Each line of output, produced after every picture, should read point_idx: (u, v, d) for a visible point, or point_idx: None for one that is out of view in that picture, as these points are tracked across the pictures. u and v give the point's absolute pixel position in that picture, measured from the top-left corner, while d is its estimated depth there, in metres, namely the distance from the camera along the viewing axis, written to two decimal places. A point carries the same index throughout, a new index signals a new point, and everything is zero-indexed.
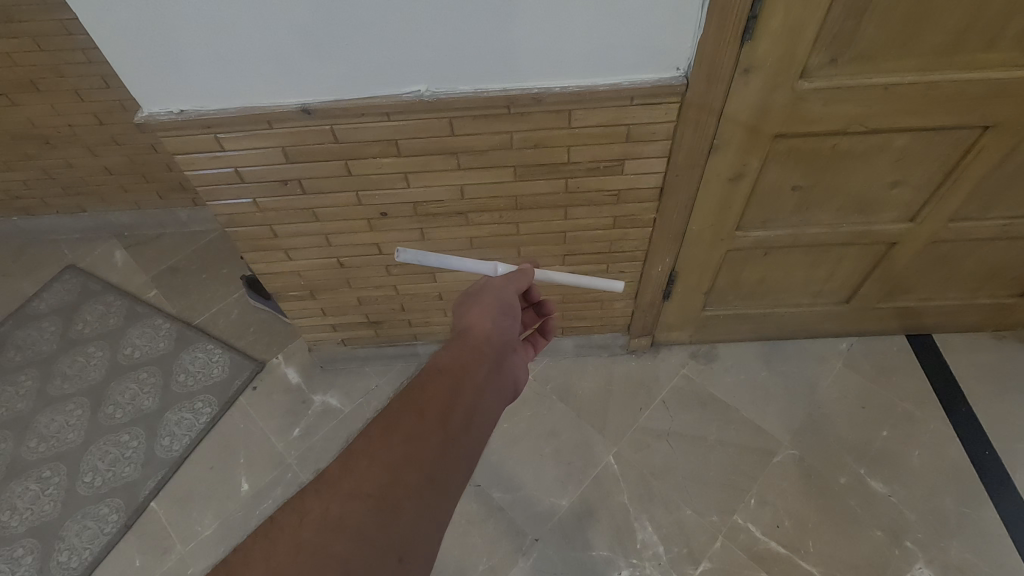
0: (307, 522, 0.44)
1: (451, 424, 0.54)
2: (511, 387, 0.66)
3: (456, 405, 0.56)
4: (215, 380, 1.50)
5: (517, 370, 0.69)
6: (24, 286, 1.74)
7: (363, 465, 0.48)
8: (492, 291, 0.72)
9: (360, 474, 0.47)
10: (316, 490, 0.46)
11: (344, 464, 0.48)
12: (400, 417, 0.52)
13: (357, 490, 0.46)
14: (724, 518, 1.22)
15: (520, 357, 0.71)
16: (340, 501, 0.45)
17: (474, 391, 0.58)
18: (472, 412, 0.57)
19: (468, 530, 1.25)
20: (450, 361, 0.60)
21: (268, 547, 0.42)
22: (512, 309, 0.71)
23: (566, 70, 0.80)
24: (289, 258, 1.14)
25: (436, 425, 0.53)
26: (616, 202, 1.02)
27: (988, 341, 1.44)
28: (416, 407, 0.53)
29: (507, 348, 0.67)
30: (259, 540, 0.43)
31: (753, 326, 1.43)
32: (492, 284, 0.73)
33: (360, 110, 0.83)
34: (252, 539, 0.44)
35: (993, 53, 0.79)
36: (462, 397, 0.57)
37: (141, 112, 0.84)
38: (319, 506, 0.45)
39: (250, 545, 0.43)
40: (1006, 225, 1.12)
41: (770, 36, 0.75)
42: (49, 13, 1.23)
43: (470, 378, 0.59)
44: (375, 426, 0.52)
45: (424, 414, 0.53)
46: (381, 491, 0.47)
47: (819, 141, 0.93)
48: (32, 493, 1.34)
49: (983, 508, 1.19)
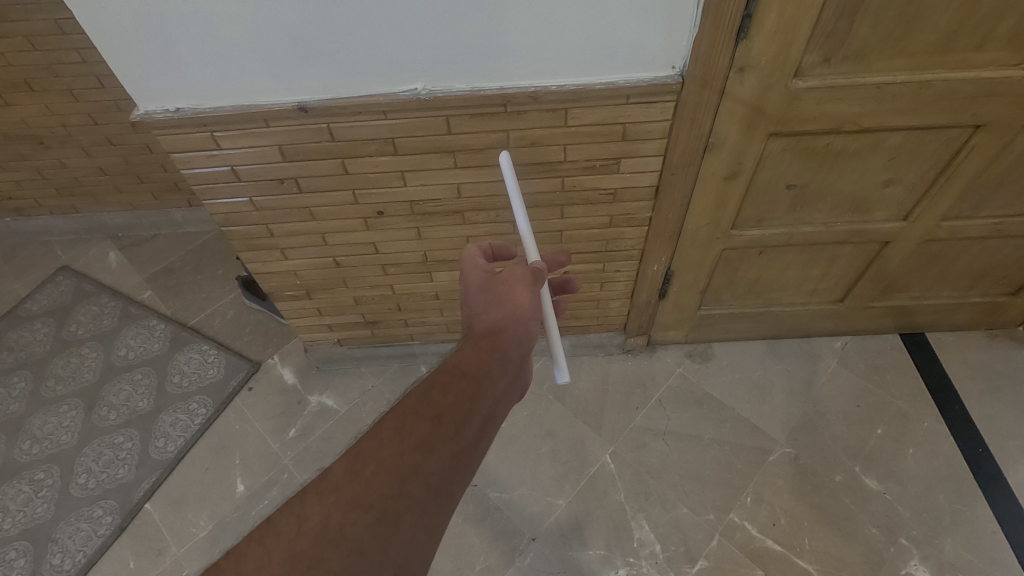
0: (304, 529, 0.43)
1: (463, 435, 0.54)
2: (522, 392, 0.67)
3: (472, 416, 0.55)
4: (210, 381, 1.49)
5: (530, 374, 0.69)
6: (16, 288, 1.73)
7: (368, 472, 0.47)
8: (519, 285, 0.71)
9: (365, 483, 0.47)
10: (318, 495, 0.46)
11: (349, 468, 0.48)
12: (414, 422, 0.52)
13: (359, 499, 0.46)
14: (721, 516, 1.23)
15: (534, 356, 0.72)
16: (340, 509, 0.45)
17: (490, 401, 0.58)
18: (486, 423, 0.57)
19: (464, 530, 1.24)
20: (474, 365, 0.61)
21: (264, 550, 0.42)
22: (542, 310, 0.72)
23: (561, 70, 0.81)
24: (284, 258, 1.13)
25: (449, 435, 0.52)
26: (612, 202, 1.02)
27: (980, 340, 1.46)
28: (432, 414, 0.53)
29: (530, 351, 0.67)
30: (254, 545, 0.43)
31: (747, 325, 1.44)
32: (517, 280, 0.71)
33: (355, 109, 0.83)
34: (249, 542, 0.43)
35: (983, 53, 0.80)
36: (480, 407, 0.57)
37: (136, 110, 0.84)
38: (319, 514, 0.44)
39: (246, 549, 0.43)
40: (997, 223, 1.13)
41: (763, 35, 0.76)
42: (43, 13, 1.22)
43: (490, 386, 0.59)
44: (386, 428, 0.52)
45: (439, 422, 0.53)
46: (383, 503, 0.46)
47: (813, 140, 0.93)
48: (24, 496, 1.33)
49: (977, 505, 1.20)
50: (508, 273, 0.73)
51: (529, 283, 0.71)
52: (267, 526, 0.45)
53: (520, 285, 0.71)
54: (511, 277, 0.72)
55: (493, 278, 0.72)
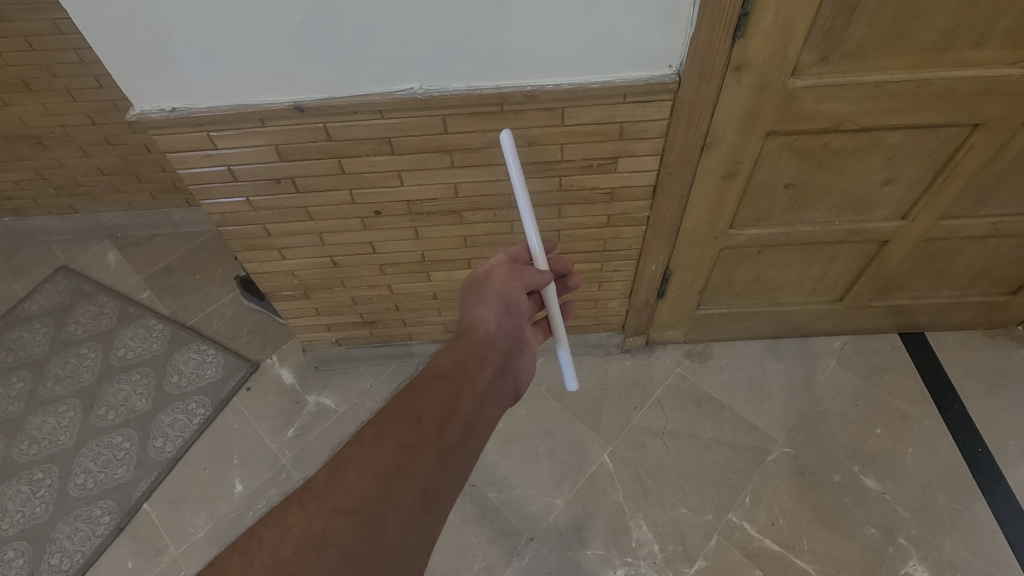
0: (288, 538, 0.43)
1: (447, 434, 0.54)
2: (511, 391, 0.67)
3: (454, 415, 0.55)
4: (208, 381, 1.49)
5: (518, 373, 0.69)
6: (15, 288, 1.73)
7: (351, 477, 0.48)
8: (495, 284, 0.72)
9: (348, 487, 0.47)
10: (301, 503, 0.46)
11: (332, 474, 0.48)
12: (395, 426, 0.52)
13: (342, 504, 0.46)
14: (719, 516, 1.22)
15: (526, 357, 0.73)
16: (323, 516, 0.45)
17: (473, 399, 0.58)
18: (470, 421, 0.57)
19: (462, 530, 1.24)
20: (451, 366, 0.61)
21: (248, 562, 0.42)
22: (523, 306, 0.73)
23: (558, 69, 0.80)
24: (282, 258, 1.13)
25: (431, 436, 0.52)
26: (610, 201, 1.02)
27: (980, 339, 1.45)
28: (413, 416, 0.53)
29: (510, 349, 0.68)
30: (237, 556, 0.42)
31: (747, 325, 1.43)
32: (495, 279, 0.73)
33: (351, 108, 0.83)
34: (233, 553, 0.43)
35: (981, 51, 0.80)
36: (462, 405, 0.57)
37: (132, 110, 0.84)
38: (302, 522, 0.44)
39: (230, 560, 0.42)
40: (996, 222, 1.12)
41: (761, 34, 0.76)
42: (41, 13, 1.22)
43: (470, 385, 0.59)
44: (367, 433, 0.52)
45: (420, 423, 0.53)
46: (367, 506, 0.46)
47: (811, 139, 0.93)
48: (22, 496, 1.33)
49: (975, 504, 1.20)
50: (488, 274, 0.74)
51: (507, 280, 0.72)
52: (250, 536, 0.44)
53: (496, 284, 0.72)
54: (491, 277, 0.73)
55: (475, 282, 0.75)
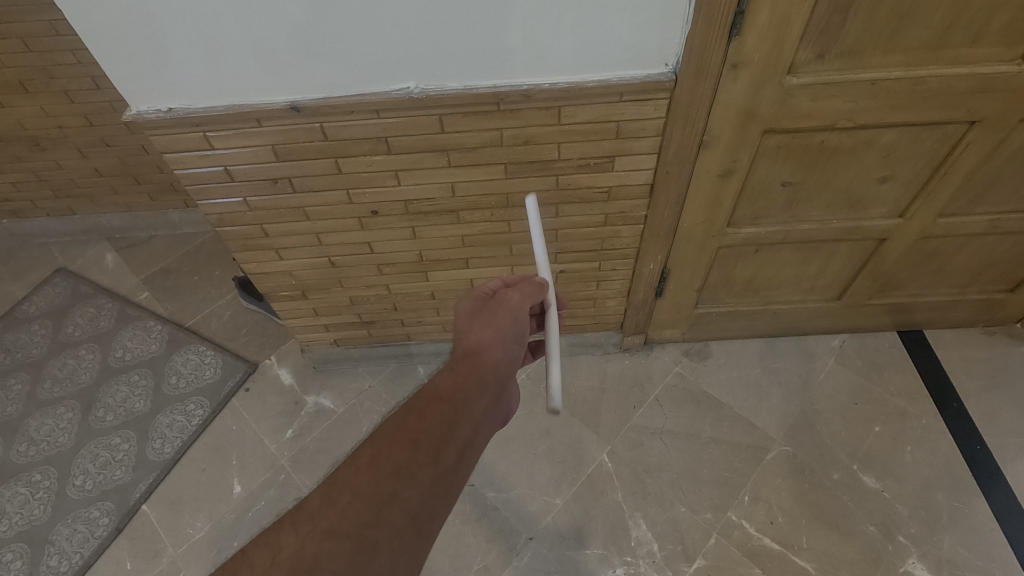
0: (279, 562, 0.43)
1: (443, 459, 0.53)
2: (502, 417, 0.65)
3: (450, 441, 0.55)
4: (206, 382, 1.49)
5: (512, 398, 0.68)
6: (14, 290, 1.72)
7: (345, 500, 0.47)
8: (504, 309, 0.69)
9: (341, 511, 0.46)
10: (294, 525, 0.46)
11: (325, 496, 0.48)
12: (392, 448, 0.51)
13: (335, 528, 0.45)
14: (718, 515, 1.22)
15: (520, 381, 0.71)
16: (315, 540, 0.44)
17: (470, 424, 0.57)
18: (465, 446, 0.56)
19: (460, 530, 1.24)
20: (452, 388, 0.60)
21: None
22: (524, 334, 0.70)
23: (555, 67, 0.80)
24: (280, 258, 1.13)
25: (427, 460, 0.52)
26: (607, 199, 1.02)
27: (978, 337, 1.45)
28: (410, 440, 0.53)
29: (512, 373, 0.66)
30: None
31: (746, 323, 1.43)
32: (506, 301, 0.70)
33: (349, 108, 0.83)
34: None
35: (976, 48, 0.80)
36: (458, 430, 0.56)
37: (128, 111, 0.84)
38: (294, 545, 0.44)
39: None
40: (994, 219, 1.12)
41: (757, 31, 0.75)
42: (38, 14, 1.22)
43: (469, 410, 0.58)
44: (363, 454, 0.51)
45: (417, 447, 0.52)
46: (360, 531, 0.45)
47: (807, 137, 0.93)
48: (21, 497, 1.33)
49: (974, 501, 1.20)
50: (498, 296, 0.72)
51: (515, 304, 0.70)
52: (241, 558, 0.44)
53: (506, 311, 0.69)
54: (501, 300, 0.71)
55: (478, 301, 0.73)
